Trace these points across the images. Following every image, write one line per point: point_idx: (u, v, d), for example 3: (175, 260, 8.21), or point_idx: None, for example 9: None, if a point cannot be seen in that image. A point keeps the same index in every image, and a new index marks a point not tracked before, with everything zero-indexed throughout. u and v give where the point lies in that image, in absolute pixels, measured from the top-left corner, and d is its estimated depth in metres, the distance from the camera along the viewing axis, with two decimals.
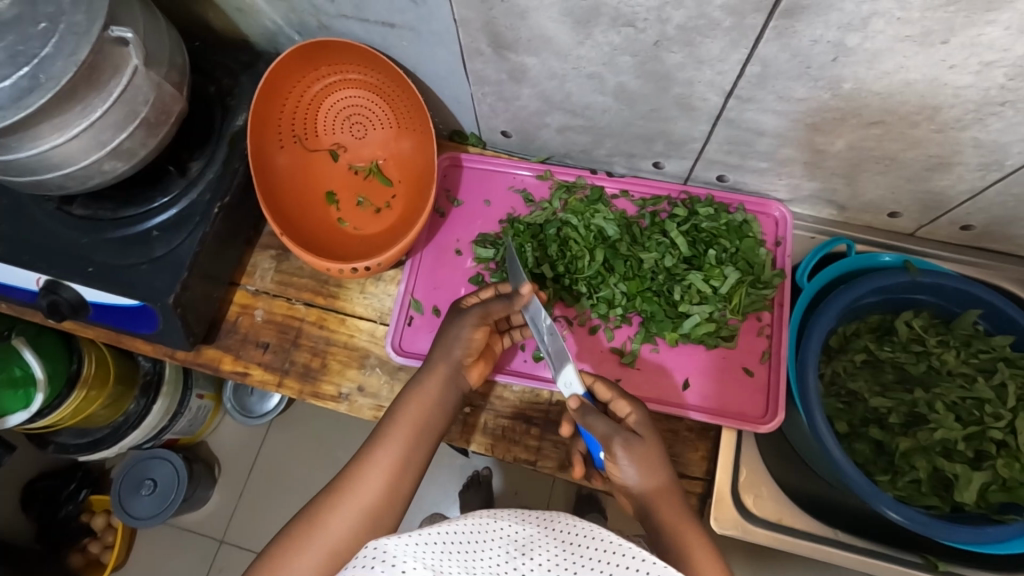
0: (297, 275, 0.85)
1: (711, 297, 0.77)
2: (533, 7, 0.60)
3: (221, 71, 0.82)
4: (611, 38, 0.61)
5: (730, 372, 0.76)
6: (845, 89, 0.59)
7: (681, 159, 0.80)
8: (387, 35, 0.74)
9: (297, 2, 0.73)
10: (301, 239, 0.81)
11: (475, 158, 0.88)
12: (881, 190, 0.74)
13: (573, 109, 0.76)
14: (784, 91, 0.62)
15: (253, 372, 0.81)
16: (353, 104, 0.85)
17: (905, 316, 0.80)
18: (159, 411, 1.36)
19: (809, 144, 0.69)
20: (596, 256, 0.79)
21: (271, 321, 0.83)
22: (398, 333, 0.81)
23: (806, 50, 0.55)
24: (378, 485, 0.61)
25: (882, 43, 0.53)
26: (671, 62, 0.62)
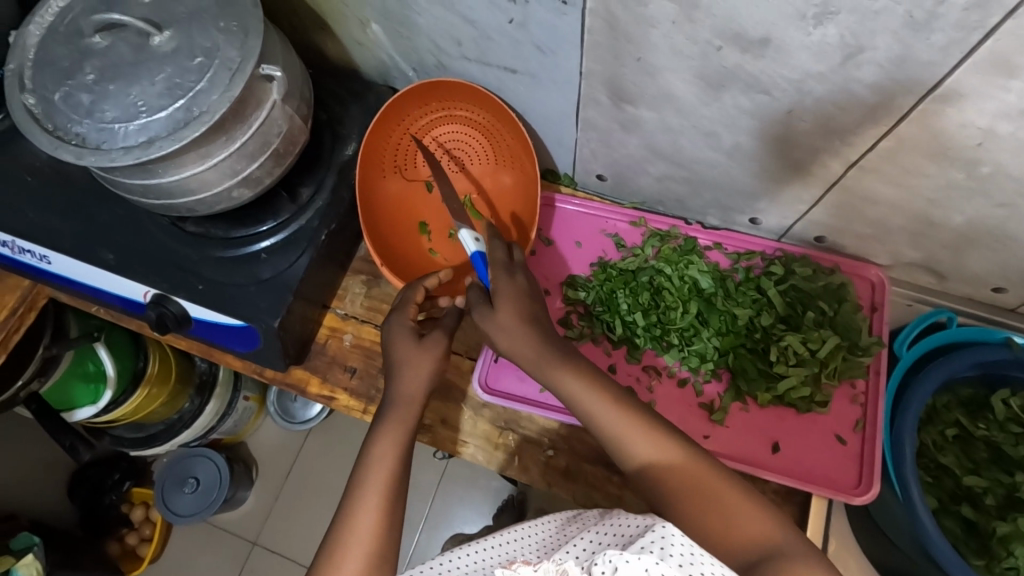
0: (386, 302, 0.86)
1: (807, 360, 0.76)
2: (668, 67, 0.61)
3: (332, 99, 0.84)
4: (740, 102, 0.62)
5: (821, 438, 0.75)
6: (981, 171, 0.58)
7: (781, 218, 0.80)
8: (504, 78, 0.75)
9: (420, 42, 0.75)
10: (397, 270, 0.82)
11: (569, 199, 0.88)
12: (991, 267, 0.73)
13: (680, 162, 0.76)
14: (912, 167, 0.61)
15: (339, 397, 0.82)
16: (455, 138, 0.87)
17: (1003, 394, 0.78)
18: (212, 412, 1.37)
19: (924, 216, 0.68)
20: (689, 309, 0.80)
21: (359, 346, 0.84)
22: (484, 369, 0.81)
23: (950, 131, 0.55)
24: (371, 527, 0.55)
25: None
26: (799, 129, 0.62)
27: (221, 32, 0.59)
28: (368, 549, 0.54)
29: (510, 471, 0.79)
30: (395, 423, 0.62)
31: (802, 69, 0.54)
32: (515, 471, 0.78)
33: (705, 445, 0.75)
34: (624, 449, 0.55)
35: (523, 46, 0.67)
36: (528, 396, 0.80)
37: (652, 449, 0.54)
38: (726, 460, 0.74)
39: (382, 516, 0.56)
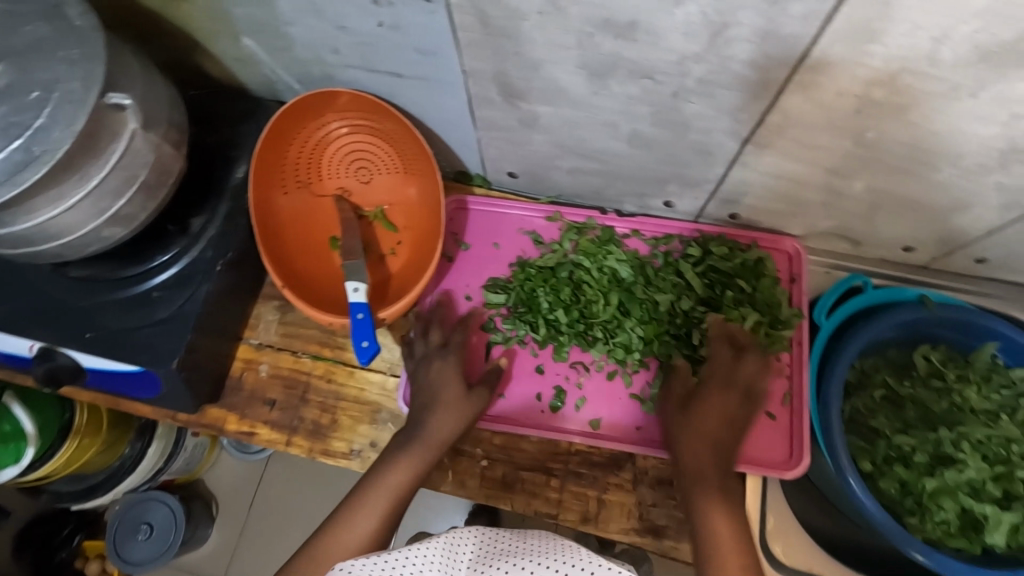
0: (303, 327, 0.83)
1: (729, 340, 0.76)
2: (548, 60, 0.58)
3: (220, 120, 0.79)
4: (627, 90, 0.60)
5: (752, 416, 0.75)
6: (868, 137, 0.58)
7: (694, 199, 0.79)
8: (394, 83, 0.72)
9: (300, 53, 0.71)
10: (312, 294, 0.79)
11: (482, 201, 0.86)
12: (898, 229, 0.73)
13: (586, 154, 0.74)
14: (805, 139, 0.60)
15: (260, 431, 0.79)
16: (359, 149, 0.83)
17: (924, 350, 0.80)
18: (155, 455, 1.29)
19: (826, 186, 0.68)
20: (610, 300, 0.79)
21: (277, 375, 0.81)
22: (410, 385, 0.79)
23: (827, 102, 0.54)
24: (373, 525, 0.62)
25: (908, 98, 0.52)
26: (690, 111, 0.61)
27: (60, 61, 0.54)
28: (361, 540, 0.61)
29: (446, 487, 0.76)
30: (413, 459, 0.67)
31: (677, 51, 0.53)
32: (451, 486, 0.76)
33: (638, 436, 0.76)
34: (729, 501, 0.65)
35: (403, 49, 0.64)
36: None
37: (718, 512, 0.63)
38: (659, 450, 0.74)
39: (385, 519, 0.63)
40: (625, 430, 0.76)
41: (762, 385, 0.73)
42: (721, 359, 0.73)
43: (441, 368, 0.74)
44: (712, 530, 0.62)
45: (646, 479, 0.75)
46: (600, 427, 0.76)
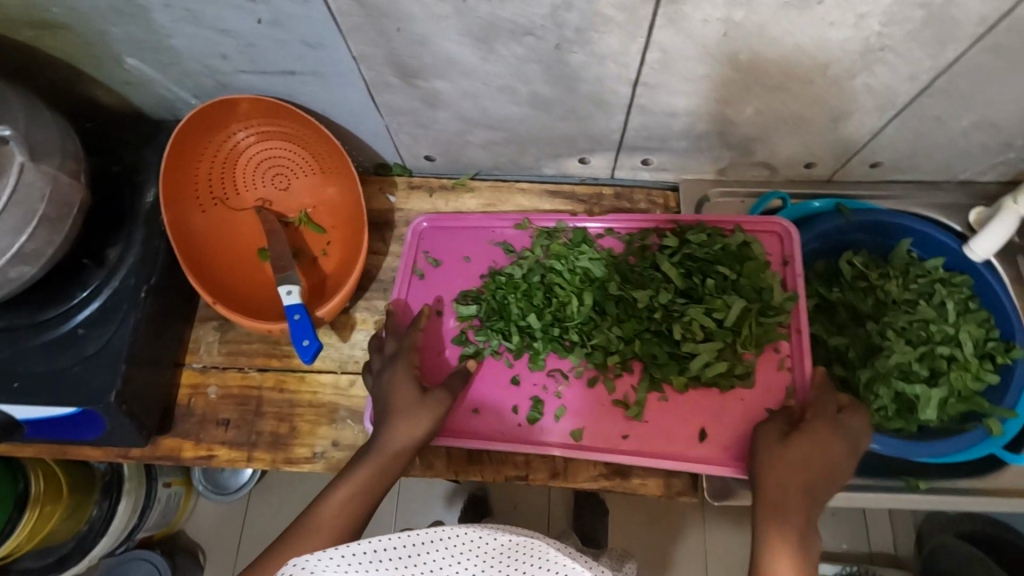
0: (244, 342, 0.91)
1: (716, 331, 0.83)
2: (433, 33, 0.66)
3: (122, 149, 0.86)
4: (512, 48, 0.68)
5: (747, 413, 0.81)
6: (743, 61, 0.67)
7: (605, 152, 0.88)
8: (302, 78, 0.78)
9: (209, 58, 0.76)
10: (228, 298, 0.86)
11: (450, 217, 0.94)
12: (795, 146, 0.84)
13: (491, 123, 0.83)
14: (687, 73, 0.69)
15: (218, 452, 0.85)
16: (270, 155, 0.91)
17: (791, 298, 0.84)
18: (126, 514, 1.22)
19: (721, 117, 0.77)
20: (585, 299, 0.86)
21: (227, 396, 0.88)
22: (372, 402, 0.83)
23: (684, 31, 0.63)
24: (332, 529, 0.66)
25: (755, 14, 0.60)
26: (576, 62, 0.69)
27: None
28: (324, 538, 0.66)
29: (416, 473, 0.85)
30: (369, 467, 0.71)
31: (548, 3, 0.61)
32: (420, 470, 0.86)
33: (626, 443, 0.81)
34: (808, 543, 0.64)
35: (291, 45, 0.72)
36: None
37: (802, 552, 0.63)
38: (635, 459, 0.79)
39: (343, 519, 0.67)
40: (612, 439, 0.82)
41: (862, 436, 0.72)
42: (836, 400, 0.74)
43: (399, 392, 0.77)
44: (764, 554, 0.63)
45: None
46: (581, 438, 0.82)
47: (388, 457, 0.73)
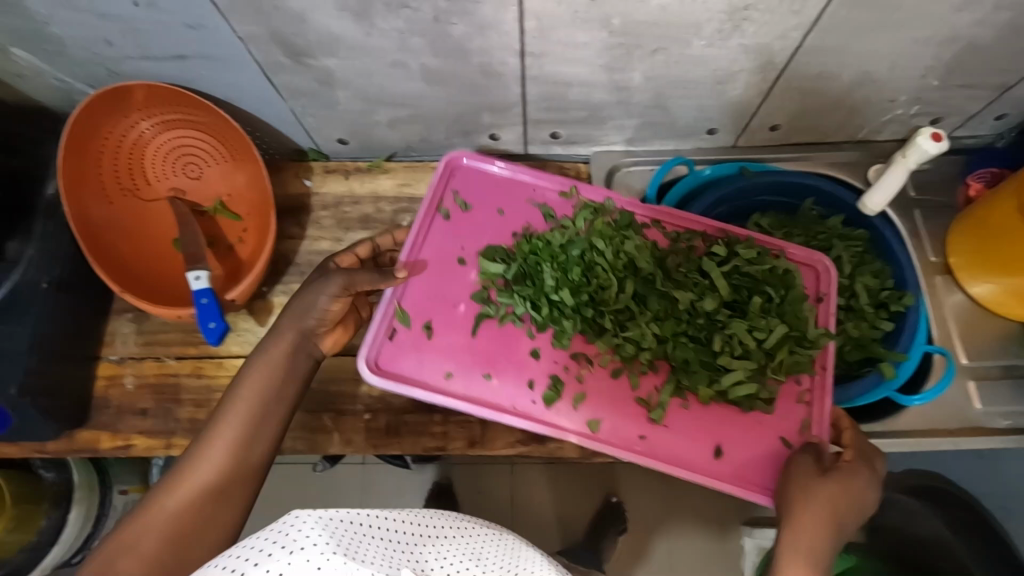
0: (160, 333, 0.80)
1: (754, 351, 0.70)
2: None
3: (20, 143, 0.74)
4: (664, 32, 0.63)
5: (765, 440, 0.69)
6: (855, 38, 0.64)
7: (682, 124, 0.81)
8: (382, 42, 0.64)
9: (267, 3, 0.59)
10: (145, 292, 0.77)
11: (478, 159, 0.80)
12: (857, 124, 0.82)
13: (567, 81, 0.72)
14: (816, 41, 0.65)
15: (136, 443, 0.76)
16: (181, 144, 0.81)
17: (906, 300, 0.74)
18: (76, 524, 1.02)
19: (812, 84, 0.73)
20: (626, 287, 0.72)
21: (144, 385, 0.78)
22: (376, 346, 0.71)
23: (845, 30, 0.63)
24: (219, 457, 0.59)
25: (919, 19, 0.62)
26: (708, 16, 0.61)
27: None
28: (220, 465, 0.59)
29: (333, 450, 0.76)
30: (252, 389, 0.62)
31: None
32: (337, 446, 0.76)
33: (640, 446, 0.69)
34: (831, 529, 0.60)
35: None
36: (428, 381, 0.70)
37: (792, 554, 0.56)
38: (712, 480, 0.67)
39: (234, 442, 0.60)
40: (628, 439, 0.69)
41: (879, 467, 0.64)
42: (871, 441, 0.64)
43: (272, 338, 0.66)
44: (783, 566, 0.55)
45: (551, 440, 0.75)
46: (598, 430, 0.69)
47: (243, 399, 0.62)
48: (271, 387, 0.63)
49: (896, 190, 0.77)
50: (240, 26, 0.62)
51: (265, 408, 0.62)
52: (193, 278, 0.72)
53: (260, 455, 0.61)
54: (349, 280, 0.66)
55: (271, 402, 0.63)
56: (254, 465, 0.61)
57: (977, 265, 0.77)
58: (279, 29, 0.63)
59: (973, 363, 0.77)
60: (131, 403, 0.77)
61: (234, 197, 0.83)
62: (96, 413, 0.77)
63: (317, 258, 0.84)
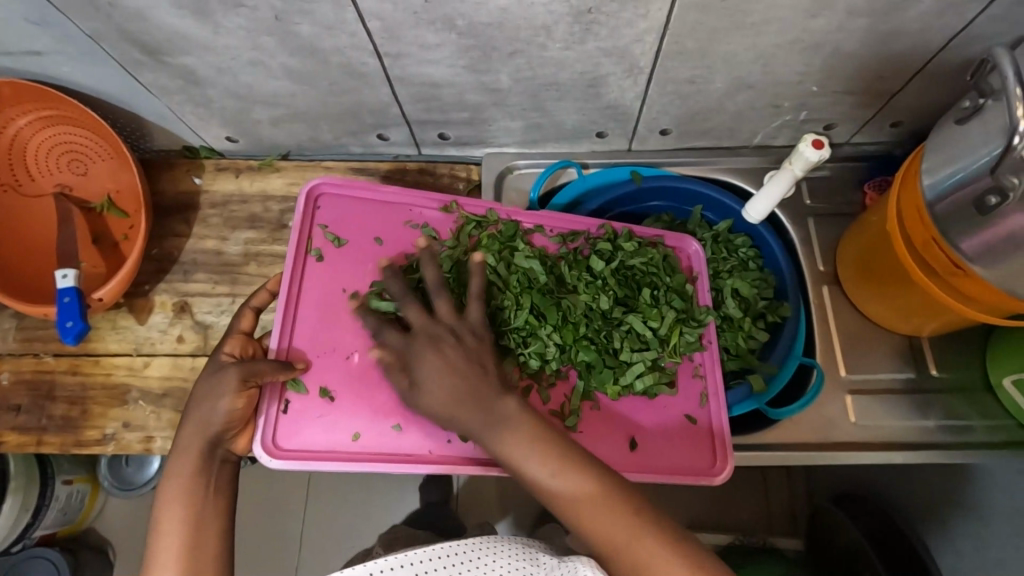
0: (40, 329, 0.80)
1: (652, 341, 0.69)
2: None
3: None
4: (513, 33, 0.62)
5: (674, 425, 0.68)
6: (711, 40, 0.64)
7: (566, 127, 0.80)
8: (233, 41, 0.64)
9: (103, 1, 0.59)
10: (24, 292, 0.78)
11: (339, 183, 0.74)
12: (746, 131, 0.81)
13: (435, 83, 0.71)
14: (672, 44, 0.64)
15: (8, 439, 0.77)
16: (63, 140, 0.81)
17: (783, 311, 0.75)
18: (11, 514, 1.08)
19: (685, 90, 0.72)
20: (523, 306, 0.66)
21: (20, 381, 0.78)
22: (271, 425, 0.64)
23: (700, 34, 0.63)
24: (185, 558, 0.57)
25: (773, 23, 0.61)
26: (554, 19, 0.60)
27: None
28: (184, 572, 0.57)
29: None
30: (183, 488, 0.59)
31: None
32: None
33: None
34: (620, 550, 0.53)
35: None
36: (335, 449, 0.65)
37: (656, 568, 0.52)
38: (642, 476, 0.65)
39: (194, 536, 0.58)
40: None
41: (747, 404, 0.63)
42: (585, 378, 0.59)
43: (178, 455, 0.61)
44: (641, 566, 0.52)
45: None
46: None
47: (174, 535, 0.58)
48: (194, 504, 0.59)
49: (778, 200, 0.75)
50: (85, 22, 0.62)
51: (198, 528, 0.58)
52: (59, 277, 0.72)
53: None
54: (248, 370, 0.62)
55: (198, 528, 0.58)
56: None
57: (858, 282, 0.76)
58: (125, 27, 0.63)
59: (852, 377, 0.76)
60: (6, 399, 0.78)
61: (122, 193, 0.82)
62: None
63: (202, 257, 0.83)
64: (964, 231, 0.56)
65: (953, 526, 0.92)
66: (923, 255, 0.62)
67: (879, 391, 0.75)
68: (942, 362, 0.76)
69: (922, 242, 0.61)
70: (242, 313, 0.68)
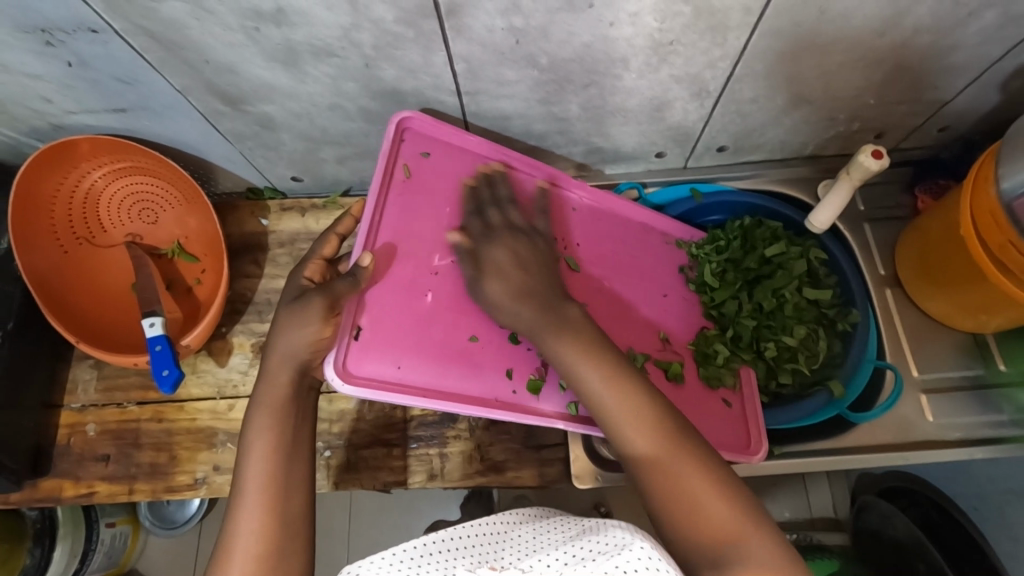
0: (120, 378, 0.81)
1: (794, 324, 0.76)
2: (470, 21, 0.57)
3: None
4: (592, 67, 0.64)
5: (712, 403, 0.73)
6: (779, 63, 0.66)
7: (627, 149, 0.82)
8: (316, 87, 0.66)
9: (197, 58, 0.61)
10: (111, 343, 0.79)
11: (425, 121, 0.71)
12: (798, 145, 0.83)
13: (506, 115, 0.73)
14: (741, 69, 0.66)
15: (99, 489, 0.77)
16: (133, 190, 0.82)
17: (853, 317, 0.78)
18: (63, 561, 1.08)
19: (745, 110, 0.74)
20: (741, 290, 0.78)
21: (105, 431, 0.79)
22: (342, 352, 0.63)
23: (770, 58, 0.65)
24: (267, 473, 0.58)
25: (843, 43, 0.63)
26: (632, 53, 0.62)
27: None
28: (270, 490, 0.58)
29: None
30: (271, 410, 0.61)
31: None
32: None
33: None
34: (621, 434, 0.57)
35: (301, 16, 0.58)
36: (407, 385, 0.65)
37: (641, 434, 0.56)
38: None
39: (278, 459, 0.59)
40: None
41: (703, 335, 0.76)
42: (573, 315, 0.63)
43: (266, 385, 0.63)
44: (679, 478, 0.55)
45: (511, 464, 0.77)
46: (580, 411, 0.69)
47: (262, 454, 0.59)
48: (282, 428, 0.61)
49: (841, 206, 0.78)
50: (175, 78, 0.64)
51: (288, 454, 0.60)
52: (147, 325, 0.73)
53: (299, 501, 0.59)
54: (331, 296, 0.63)
55: (288, 454, 0.60)
56: (299, 515, 0.58)
57: (920, 283, 0.79)
58: (213, 80, 0.64)
59: (924, 376, 0.78)
60: (93, 450, 0.78)
61: (192, 239, 0.83)
62: (58, 461, 0.78)
63: (274, 296, 0.84)
64: None
65: (1012, 514, 0.94)
66: (1000, 257, 0.64)
67: (947, 389, 0.78)
68: (1008, 356, 0.78)
69: (999, 244, 0.64)
70: (325, 239, 0.70)
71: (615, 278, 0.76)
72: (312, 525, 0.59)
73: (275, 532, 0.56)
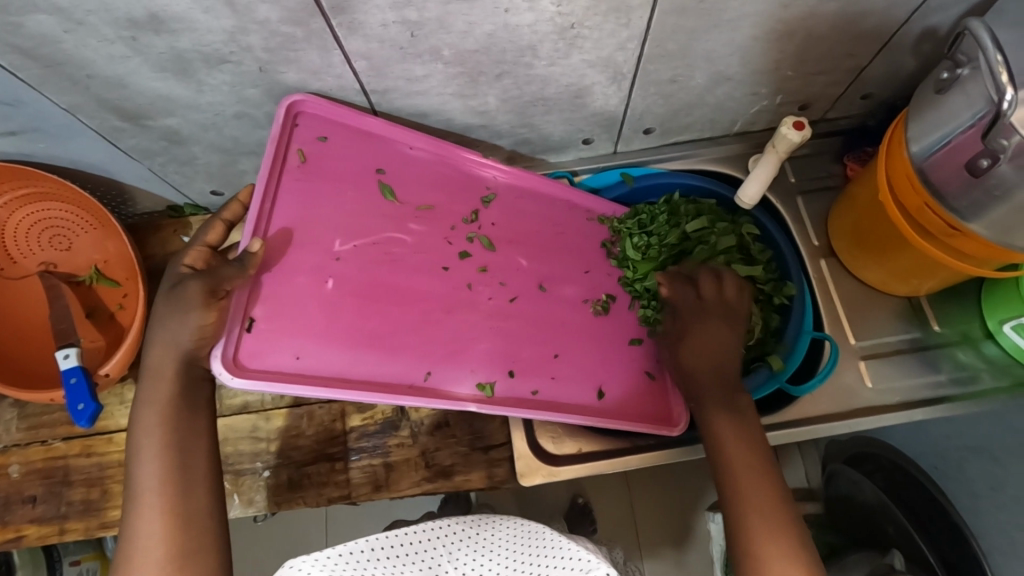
0: (43, 414, 0.77)
1: None
2: (360, 18, 0.54)
3: None
4: (499, 57, 0.62)
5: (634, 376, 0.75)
6: (691, 40, 0.65)
7: (554, 137, 0.80)
8: (216, 96, 0.63)
9: (78, 73, 0.57)
10: (30, 380, 0.75)
11: (320, 107, 0.68)
12: (726, 122, 0.83)
13: (422, 111, 0.71)
14: (653, 49, 0.65)
15: (27, 532, 0.73)
16: (43, 217, 0.78)
17: (789, 291, 0.77)
18: None
19: (666, 90, 0.73)
20: (664, 263, 0.78)
21: (31, 471, 0.75)
22: (233, 342, 0.61)
23: (680, 36, 0.64)
24: (162, 474, 0.57)
25: (750, 16, 0.63)
26: (538, 39, 0.61)
27: None
28: (168, 490, 0.56)
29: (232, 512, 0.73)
30: (161, 406, 0.59)
31: None
32: (237, 508, 0.73)
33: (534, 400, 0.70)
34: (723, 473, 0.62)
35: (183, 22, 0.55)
36: (305, 376, 0.63)
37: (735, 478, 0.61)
38: (601, 420, 0.70)
39: (173, 458, 0.58)
40: (522, 396, 0.69)
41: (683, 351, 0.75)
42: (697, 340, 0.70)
43: (154, 380, 0.60)
44: (751, 498, 0.59)
45: (456, 467, 0.75)
46: (492, 392, 0.68)
47: (156, 453, 0.57)
48: (174, 426, 0.59)
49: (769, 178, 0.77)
50: (60, 97, 0.61)
51: (183, 450, 0.58)
52: (62, 357, 0.70)
53: (202, 494, 0.58)
54: (212, 282, 0.60)
55: (185, 452, 0.58)
56: (204, 514, 0.57)
57: (853, 250, 0.79)
58: (103, 96, 0.61)
59: (862, 343, 0.79)
60: (19, 492, 0.74)
61: (110, 263, 0.80)
62: None
63: None
64: (958, 191, 0.58)
65: None
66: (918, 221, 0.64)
67: (887, 354, 0.78)
68: (942, 316, 0.79)
69: (916, 208, 0.64)
70: (211, 226, 0.66)
71: (534, 258, 0.76)
72: (219, 517, 0.59)
73: (180, 534, 0.55)
